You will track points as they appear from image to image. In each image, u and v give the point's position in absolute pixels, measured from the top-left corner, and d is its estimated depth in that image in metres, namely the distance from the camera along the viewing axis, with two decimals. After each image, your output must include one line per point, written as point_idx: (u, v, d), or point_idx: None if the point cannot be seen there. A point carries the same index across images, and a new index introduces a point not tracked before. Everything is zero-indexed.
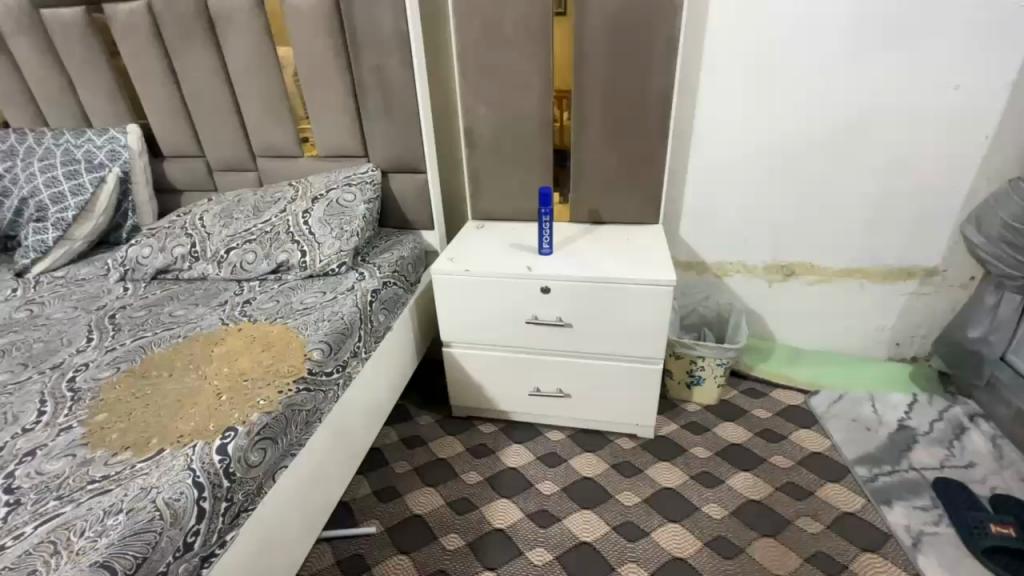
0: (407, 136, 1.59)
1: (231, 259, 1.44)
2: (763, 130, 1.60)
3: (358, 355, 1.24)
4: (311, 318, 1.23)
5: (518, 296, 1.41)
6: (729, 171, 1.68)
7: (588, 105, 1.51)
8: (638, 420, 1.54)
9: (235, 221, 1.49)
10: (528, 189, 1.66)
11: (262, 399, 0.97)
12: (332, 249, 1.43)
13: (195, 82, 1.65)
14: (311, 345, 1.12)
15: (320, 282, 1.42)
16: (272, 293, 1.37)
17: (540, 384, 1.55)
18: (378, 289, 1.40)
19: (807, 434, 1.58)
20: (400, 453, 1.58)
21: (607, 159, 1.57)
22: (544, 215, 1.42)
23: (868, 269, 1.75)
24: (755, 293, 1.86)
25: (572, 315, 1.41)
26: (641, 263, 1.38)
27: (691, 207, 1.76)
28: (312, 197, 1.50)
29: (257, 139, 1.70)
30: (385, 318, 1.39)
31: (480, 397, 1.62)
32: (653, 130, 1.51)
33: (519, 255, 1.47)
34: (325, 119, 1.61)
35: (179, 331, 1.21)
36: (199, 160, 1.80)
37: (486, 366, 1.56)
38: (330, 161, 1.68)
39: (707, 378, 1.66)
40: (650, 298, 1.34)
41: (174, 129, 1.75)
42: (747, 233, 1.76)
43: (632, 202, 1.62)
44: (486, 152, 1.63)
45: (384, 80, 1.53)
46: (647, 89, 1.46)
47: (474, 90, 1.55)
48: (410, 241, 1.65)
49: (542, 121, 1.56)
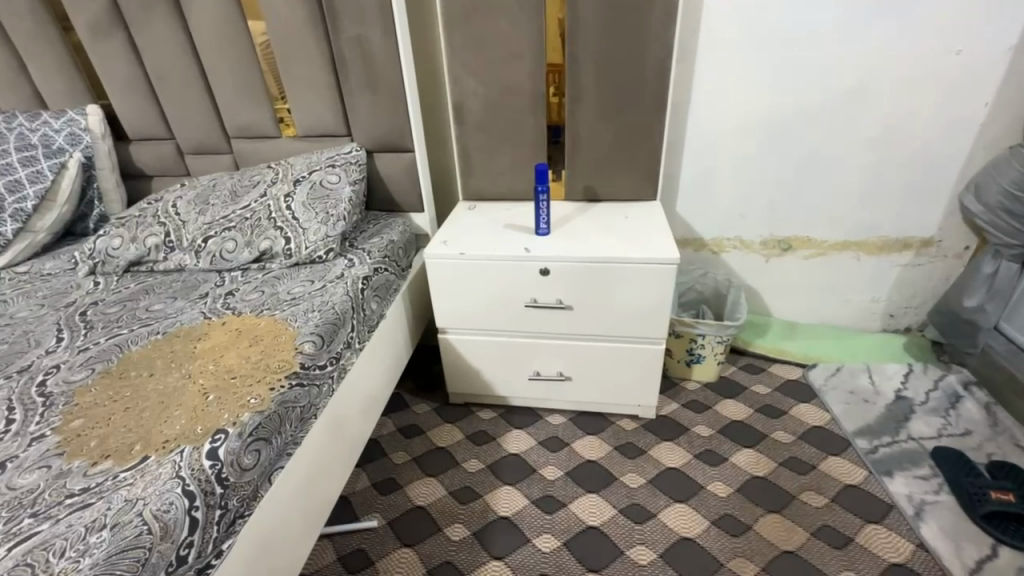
0: (392, 112, 1.50)
1: (210, 248, 1.35)
2: (760, 103, 1.56)
3: (352, 346, 1.19)
4: (301, 308, 1.17)
5: (516, 278, 1.36)
6: (725, 144, 1.64)
7: (584, 75, 1.43)
8: (640, 401, 1.52)
9: (211, 207, 1.40)
10: (521, 166, 1.59)
11: (253, 398, 0.90)
12: (318, 235, 1.35)
13: (159, 58, 1.53)
14: (302, 337, 1.06)
15: (307, 269, 1.34)
16: (256, 283, 1.29)
17: (541, 368, 1.51)
18: (370, 276, 1.33)
19: (806, 408, 1.58)
20: (397, 443, 1.54)
21: (602, 134, 1.51)
22: (540, 193, 1.36)
23: (864, 242, 1.74)
24: (751, 269, 1.84)
25: (573, 297, 1.36)
26: (641, 241, 1.34)
27: (688, 180, 1.71)
28: (294, 180, 1.42)
29: (230, 118, 1.59)
30: (378, 306, 1.33)
31: (478, 383, 1.58)
32: (652, 102, 1.45)
33: (516, 236, 1.42)
34: (303, 96, 1.51)
35: (158, 327, 1.13)
36: (168, 143, 1.69)
37: (483, 352, 1.51)
38: (311, 142, 1.59)
39: (707, 356, 1.65)
40: (652, 277, 1.30)
41: (140, 110, 1.63)
42: (742, 209, 1.73)
43: (629, 178, 1.56)
44: (476, 129, 1.55)
45: (366, 52, 1.43)
46: (643, 59, 1.39)
47: (462, 63, 1.46)
48: (398, 224, 1.58)
49: (535, 93, 1.48)
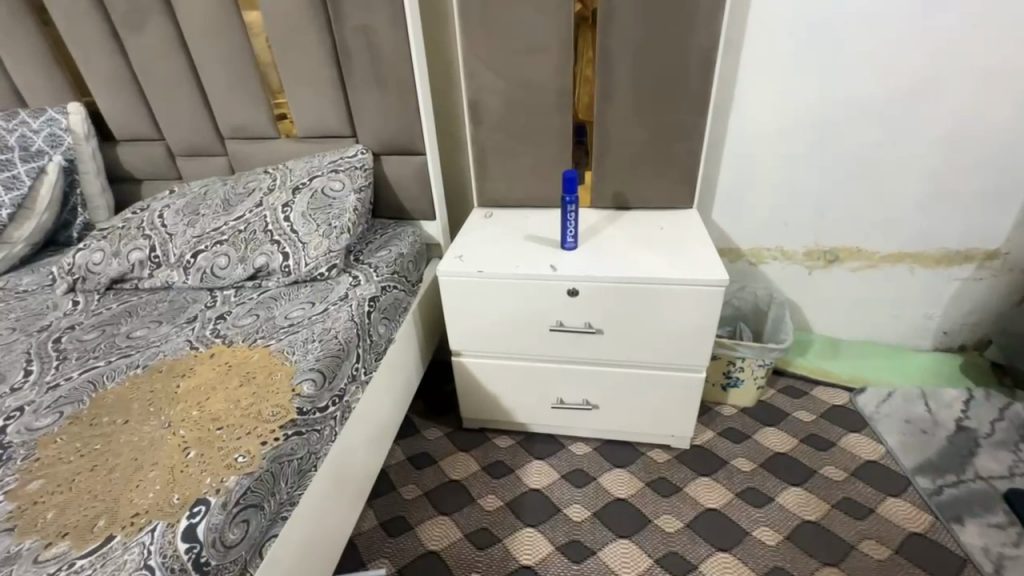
0: (401, 109, 1.35)
1: (199, 263, 1.21)
2: (810, 98, 1.39)
3: (357, 379, 1.06)
4: (299, 337, 1.03)
5: (541, 299, 1.21)
6: (768, 145, 1.47)
7: (616, 70, 1.28)
8: (674, 431, 1.38)
9: (201, 217, 1.26)
10: (544, 170, 1.44)
11: (240, 456, 0.77)
12: (319, 249, 1.21)
13: (144, 51, 1.38)
14: (300, 374, 0.93)
15: (307, 288, 1.20)
16: (251, 305, 1.16)
17: (564, 395, 1.37)
18: (377, 296, 1.19)
19: (858, 440, 1.43)
20: (407, 475, 1.41)
21: (635, 134, 1.35)
22: (569, 204, 1.20)
23: (919, 254, 1.57)
24: (793, 282, 1.68)
25: (604, 320, 1.22)
26: (683, 259, 1.19)
27: (727, 186, 1.55)
28: (293, 187, 1.28)
29: (224, 117, 1.45)
30: (386, 330, 1.19)
31: (495, 409, 1.44)
32: (692, 99, 1.29)
33: (539, 250, 1.27)
34: (303, 93, 1.37)
35: (138, 359, 1.00)
36: (158, 145, 1.55)
37: (501, 377, 1.37)
38: (312, 143, 1.44)
39: (746, 380, 1.50)
40: (695, 301, 1.15)
41: (126, 108, 1.49)
42: (784, 216, 1.57)
43: (662, 184, 1.41)
44: (494, 129, 1.40)
45: (372, 44, 1.27)
46: (684, 50, 1.23)
47: (480, 55, 1.31)
48: (408, 234, 1.44)
49: (560, 90, 1.33)
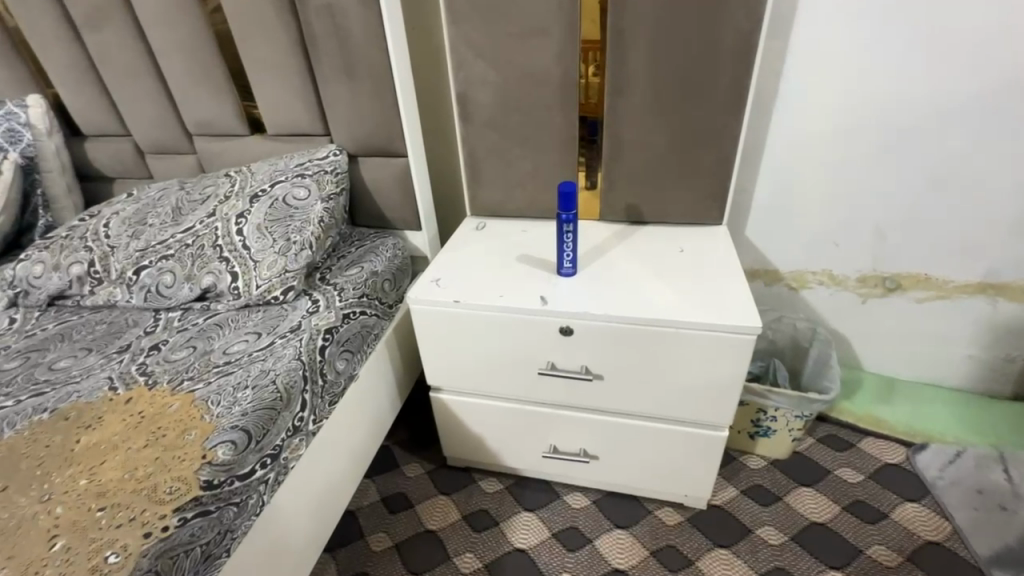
0: (377, 105, 1.16)
1: (142, 281, 1.07)
2: (878, 93, 1.12)
3: (300, 430, 0.89)
4: (230, 381, 0.87)
5: (530, 337, 1.01)
6: (819, 150, 1.21)
7: (632, 58, 1.04)
8: (688, 492, 1.16)
9: (149, 227, 1.11)
10: (544, 177, 1.23)
11: (114, 554, 0.62)
12: (273, 269, 1.05)
13: (100, 38, 1.24)
14: (218, 434, 0.77)
15: (258, 314, 1.04)
16: (192, 333, 1.01)
17: (558, 442, 1.17)
18: (336, 327, 1.02)
19: (914, 512, 1.19)
20: (379, 520, 1.25)
21: (654, 137, 1.12)
22: (565, 223, 0.99)
23: (1005, 285, 1.28)
24: (841, 311, 1.41)
25: (604, 365, 1.01)
26: (705, 295, 0.96)
27: (766, 198, 1.30)
28: (251, 195, 1.11)
29: (187, 112, 1.30)
30: (346, 366, 1.02)
31: (480, 450, 1.26)
32: (724, 96, 1.05)
33: (530, 276, 1.06)
34: (269, 85, 1.19)
35: (47, 401, 0.86)
36: (125, 141, 1.42)
37: (486, 417, 1.19)
38: (282, 142, 1.27)
39: (778, 431, 1.26)
40: (717, 349, 0.93)
41: (88, 101, 1.36)
42: (836, 235, 1.31)
43: (685, 197, 1.17)
44: (486, 129, 1.19)
45: (340, 27, 1.09)
46: (718, 33, 0.99)
47: (468, 41, 1.10)
48: (387, 246, 1.26)
49: (563, 83, 1.11)
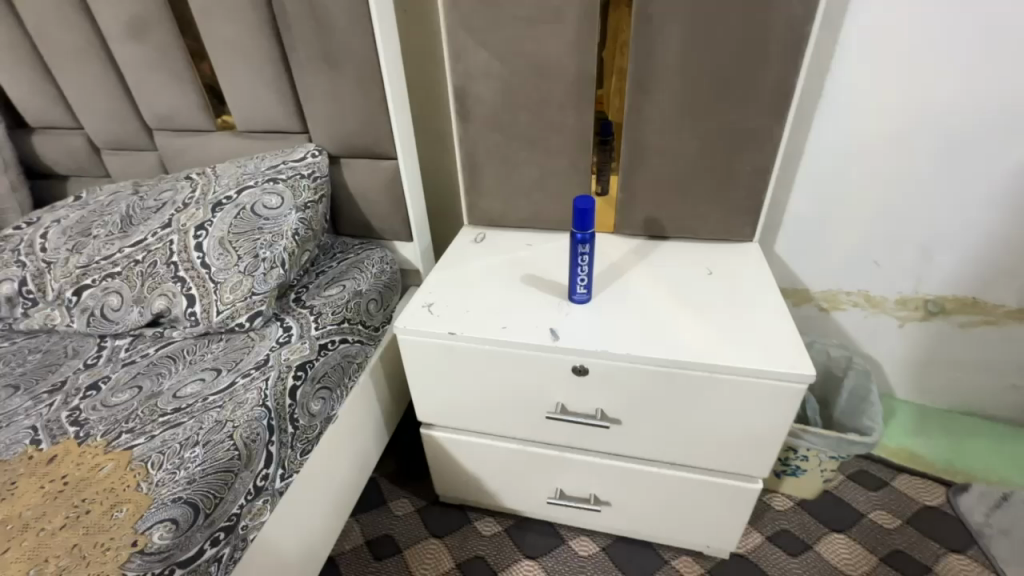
0: (362, 100, 1.00)
1: (85, 303, 0.92)
2: (939, 95, 0.98)
3: (263, 491, 0.75)
4: (177, 435, 0.72)
5: (537, 375, 0.87)
6: (864, 159, 1.07)
7: (661, 50, 0.89)
8: (710, 543, 1.03)
9: (94, 239, 0.95)
10: (553, 185, 1.08)
11: None
12: (237, 292, 0.89)
13: (42, 18, 1.07)
14: (155, 512, 0.62)
15: (220, 344, 0.89)
16: (140, 367, 0.86)
17: (566, 487, 1.03)
18: (310, 361, 0.87)
19: (959, 564, 1.08)
20: (363, 568, 1.12)
21: (681, 142, 0.97)
22: (580, 244, 0.84)
23: None
24: (877, 336, 1.28)
25: (623, 408, 0.87)
26: (743, 333, 0.83)
27: (800, 211, 1.16)
28: (214, 202, 0.96)
29: (145, 104, 1.13)
30: (322, 407, 0.87)
31: (476, 491, 1.12)
32: (764, 97, 0.90)
33: (537, 302, 0.92)
34: (236, 73, 1.03)
35: None
36: (77, 134, 1.25)
37: (485, 458, 1.05)
38: (253, 139, 1.11)
39: (809, 471, 1.13)
40: (758, 398, 0.79)
41: (32, 88, 1.19)
42: (876, 253, 1.17)
43: (714, 210, 1.03)
44: (487, 129, 1.04)
45: (318, 9, 0.93)
46: (762, 21, 0.84)
47: (469, 27, 0.94)
48: (374, 260, 1.11)
49: (578, 78, 0.96)
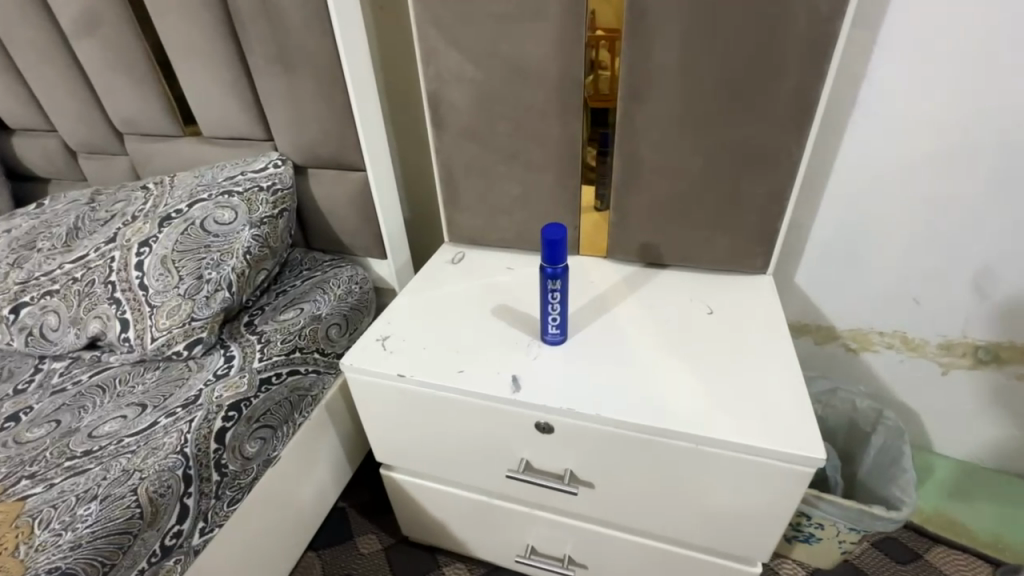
0: (324, 105, 0.91)
1: (22, 321, 0.86)
2: (1002, 107, 0.80)
3: (173, 550, 0.67)
4: (76, 486, 0.65)
5: (499, 427, 0.76)
6: (905, 181, 0.90)
7: (659, 51, 0.76)
8: None
9: (38, 252, 0.90)
10: (536, 203, 0.96)
11: None
12: (174, 318, 0.82)
13: (6, 17, 1.03)
14: None
15: (155, 373, 0.82)
16: (66, 397, 0.80)
17: (539, 544, 0.91)
18: (247, 399, 0.78)
19: None
20: None
21: (684, 158, 0.83)
22: (550, 279, 0.72)
23: None
24: (916, 384, 1.10)
25: (596, 471, 0.75)
26: (741, 395, 0.69)
27: (825, 239, 1.00)
28: (163, 216, 0.88)
29: (111, 107, 1.07)
30: (259, 449, 0.78)
31: (443, 537, 1.02)
32: (784, 106, 0.76)
33: (505, 341, 0.80)
34: (196, 76, 0.95)
35: None
36: (53, 137, 1.21)
37: (448, 505, 0.94)
38: (219, 145, 1.04)
39: (824, 541, 0.98)
40: (753, 477, 0.66)
41: (5, 89, 1.15)
42: (917, 289, 1.00)
43: (721, 236, 0.89)
44: (464, 139, 0.93)
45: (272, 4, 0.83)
46: (781, 16, 0.70)
47: (439, 24, 0.83)
48: (343, 279, 1.01)
49: (563, 82, 0.83)
